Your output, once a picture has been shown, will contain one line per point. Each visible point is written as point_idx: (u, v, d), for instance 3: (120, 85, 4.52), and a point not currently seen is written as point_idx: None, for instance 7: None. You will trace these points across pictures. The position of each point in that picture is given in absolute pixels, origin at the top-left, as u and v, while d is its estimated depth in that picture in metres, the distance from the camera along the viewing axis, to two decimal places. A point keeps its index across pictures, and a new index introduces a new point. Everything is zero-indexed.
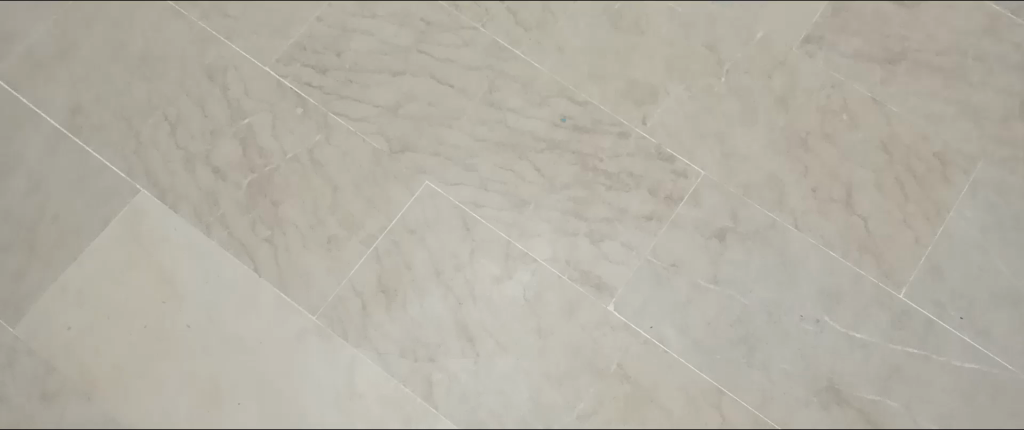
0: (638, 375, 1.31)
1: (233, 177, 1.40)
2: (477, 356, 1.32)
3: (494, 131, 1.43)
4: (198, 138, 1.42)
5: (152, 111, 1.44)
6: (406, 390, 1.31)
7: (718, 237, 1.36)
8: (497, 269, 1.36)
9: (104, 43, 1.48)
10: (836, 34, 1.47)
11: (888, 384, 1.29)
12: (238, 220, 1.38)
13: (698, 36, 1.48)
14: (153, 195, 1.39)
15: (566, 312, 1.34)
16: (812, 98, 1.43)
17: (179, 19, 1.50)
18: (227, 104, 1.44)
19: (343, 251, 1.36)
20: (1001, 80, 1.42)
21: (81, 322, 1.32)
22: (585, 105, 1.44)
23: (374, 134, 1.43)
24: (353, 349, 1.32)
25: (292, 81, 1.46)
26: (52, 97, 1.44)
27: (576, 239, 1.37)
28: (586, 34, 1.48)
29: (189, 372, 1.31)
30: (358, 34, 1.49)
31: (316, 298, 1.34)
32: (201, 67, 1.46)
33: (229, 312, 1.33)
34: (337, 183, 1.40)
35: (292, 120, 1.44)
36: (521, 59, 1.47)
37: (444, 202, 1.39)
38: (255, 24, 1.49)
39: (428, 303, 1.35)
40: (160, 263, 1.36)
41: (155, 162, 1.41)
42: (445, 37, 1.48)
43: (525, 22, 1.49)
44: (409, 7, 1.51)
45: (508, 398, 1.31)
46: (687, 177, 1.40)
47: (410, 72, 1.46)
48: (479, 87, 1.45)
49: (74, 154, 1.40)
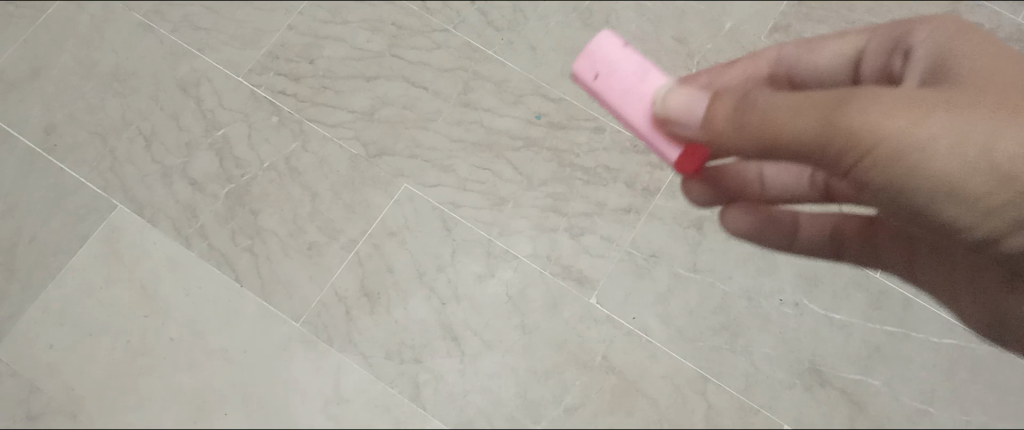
0: (623, 367, 1.33)
1: (210, 188, 1.40)
2: (463, 355, 1.33)
3: (470, 131, 1.43)
4: (174, 151, 1.42)
5: (127, 126, 1.43)
6: (394, 392, 1.32)
7: (696, 227, 1.38)
8: (479, 268, 1.37)
9: (74, 60, 1.46)
10: (802, 22, 1.50)
11: (869, 362, 1.32)
12: (218, 231, 1.38)
13: (666, 30, 1.50)
14: (130, 210, 1.38)
15: (550, 307, 1.35)
16: None
17: (151, 34, 1.49)
18: (202, 116, 1.44)
19: (325, 258, 1.37)
20: None
21: (64, 342, 1.31)
22: (560, 101, 1.45)
23: (351, 140, 1.43)
24: (339, 354, 1.33)
25: (266, 90, 1.46)
26: (26, 118, 1.42)
27: (556, 235, 1.38)
28: (557, 32, 1.49)
29: (175, 387, 1.31)
30: (331, 41, 1.49)
31: (299, 306, 1.34)
32: (175, 81, 1.46)
33: (212, 325, 1.33)
34: (317, 190, 1.40)
35: (267, 129, 1.43)
36: (495, 59, 1.47)
37: (423, 204, 1.40)
38: (226, 36, 1.49)
39: (412, 305, 1.35)
40: (141, 278, 1.35)
41: (132, 178, 1.40)
42: (418, 41, 1.49)
43: (496, 23, 1.50)
44: (380, 12, 1.51)
45: (495, 395, 1.32)
46: (663, 169, 1.40)
47: (384, 77, 1.47)
48: (454, 89, 1.46)
49: (49, 173, 1.39)
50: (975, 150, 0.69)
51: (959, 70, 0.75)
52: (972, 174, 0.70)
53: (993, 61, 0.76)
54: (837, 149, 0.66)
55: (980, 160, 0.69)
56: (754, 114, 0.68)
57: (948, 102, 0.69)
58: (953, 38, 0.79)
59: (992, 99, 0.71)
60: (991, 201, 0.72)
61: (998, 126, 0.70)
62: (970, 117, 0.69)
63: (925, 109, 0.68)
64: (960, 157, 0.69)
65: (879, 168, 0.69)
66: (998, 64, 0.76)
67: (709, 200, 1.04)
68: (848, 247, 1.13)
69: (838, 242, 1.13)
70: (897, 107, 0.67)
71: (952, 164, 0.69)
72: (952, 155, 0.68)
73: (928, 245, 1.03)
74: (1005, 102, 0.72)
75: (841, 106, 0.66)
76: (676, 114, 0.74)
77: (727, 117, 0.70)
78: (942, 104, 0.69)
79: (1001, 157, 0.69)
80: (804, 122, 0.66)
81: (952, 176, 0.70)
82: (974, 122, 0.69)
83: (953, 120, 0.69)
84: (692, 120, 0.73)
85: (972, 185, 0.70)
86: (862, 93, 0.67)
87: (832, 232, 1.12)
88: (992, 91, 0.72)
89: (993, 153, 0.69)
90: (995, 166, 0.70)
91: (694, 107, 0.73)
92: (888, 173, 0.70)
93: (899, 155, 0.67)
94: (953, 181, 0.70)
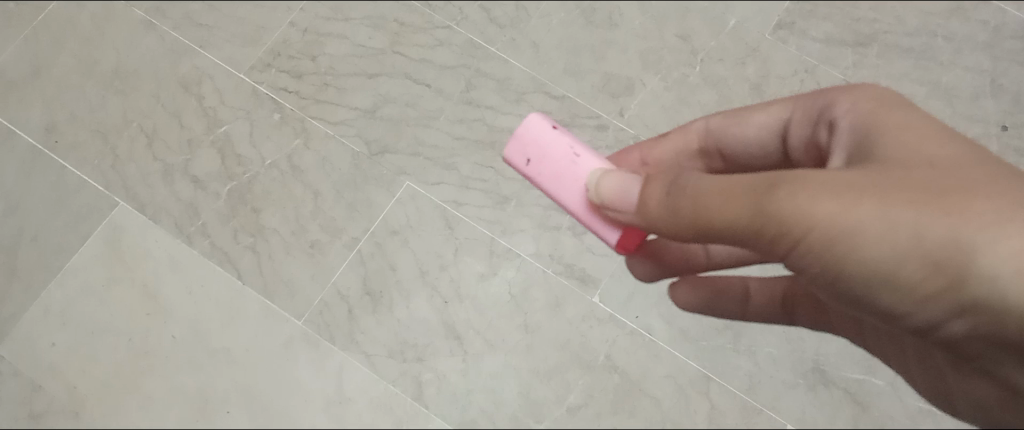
0: (626, 366, 1.32)
1: (212, 186, 1.40)
2: (465, 354, 1.33)
3: (473, 129, 1.43)
4: (175, 149, 1.42)
5: (127, 125, 1.43)
6: (396, 391, 1.31)
7: None
8: (482, 267, 1.37)
9: (75, 59, 1.46)
10: (806, 20, 1.50)
11: (874, 362, 1.31)
12: (219, 230, 1.37)
13: (670, 27, 1.49)
14: (132, 209, 1.38)
15: (553, 306, 1.35)
16: (785, 84, 1.45)
17: (153, 31, 1.49)
18: (203, 114, 1.44)
19: (327, 257, 1.36)
20: (966, 60, 1.46)
21: (66, 341, 1.31)
22: (563, 99, 1.45)
23: (353, 138, 1.42)
24: (341, 353, 1.32)
25: (267, 87, 1.45)
26: (26, 115, 1.41)
27: (559, 234, 1.37)
28: (560, 30, 1.49)
29: (177, 387, 1.30)
30: (333, 38, 1.49)
31: (301, 305, 1.34)
32: (176, 79, 1.46)
33: (215, 324, 1.33)
34: (318, 189, 1.39)
35: (269, 127, 1.43)
36: (497, 57, 1.47)
37: (426, 202, 1.39)
38: (228, 33, 1.49)
39: (414, 304, 1.35)
40: (143, 278, 1.35)
41: (133, 177, 1.40)
42: (419, 38, 1.48)
43: (499, 20, 1.50)
44: (382, 10, 1.51)
45: (497, 395, 1.32)
46: None
47: (386, 74, 1.46)
48: (456, 86, 1.45)
49: (50, 172, 1.38)
50: (901, 239, 0.60)
51: (905, 141, 0.66)
52: (902, 264, 0.62)
53: (938, 133, 0.67)
54: (772, 233, 0.61)
55: (908, 248, 0.61)
56: (684, 201, 0.64)
57: (882, 186, 0.61)
58: (891, 107, 0.70)
59: (936, 179, 0.63)
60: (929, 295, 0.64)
61: (938, 213, 0.61)
62: (905, 203, 0.61)
63: (852, 194, 0.60)
64: (888, 246, 0.61)
65: (805, 253, 0.63)
66: (947, 137, 0.67)
67: (657, 274, 1.02)
68: (802, 317, 1.01)
69: (792, 313, 1.02)
70: (817, 195, 0.60)
71: (880, 253, 0.61)
72: (881, 245, 0.61)
73: (875, 329, 0.92)
74: (950, 183, 0.63)
75: (772, 190, 0.61)
76: (611, 198, 0.72)
77: (660, 200, 0.67)
78: (873, 189, 0.61)
79: (932, 246, 0.61)
80: (736, 206, 0.61)
81: (883, 264, 0.62)
82: (903, 209, 0.61)
83: (884, 205, 0.61)
84: (627, 205, 0.71)
85: (905, 273, 0.62)
86: (788, 178, 0.61)
87: (784, 301, 1.01)
88: (937, 168, 0.64)
89: (925, 240, 0.61)
90: (928, 253, 0.61)
91: (628, 192, 0.71)
92: (814, 256, 0.63)
93: (830, 242, 0.61)
94: (885, 272, 0.62)
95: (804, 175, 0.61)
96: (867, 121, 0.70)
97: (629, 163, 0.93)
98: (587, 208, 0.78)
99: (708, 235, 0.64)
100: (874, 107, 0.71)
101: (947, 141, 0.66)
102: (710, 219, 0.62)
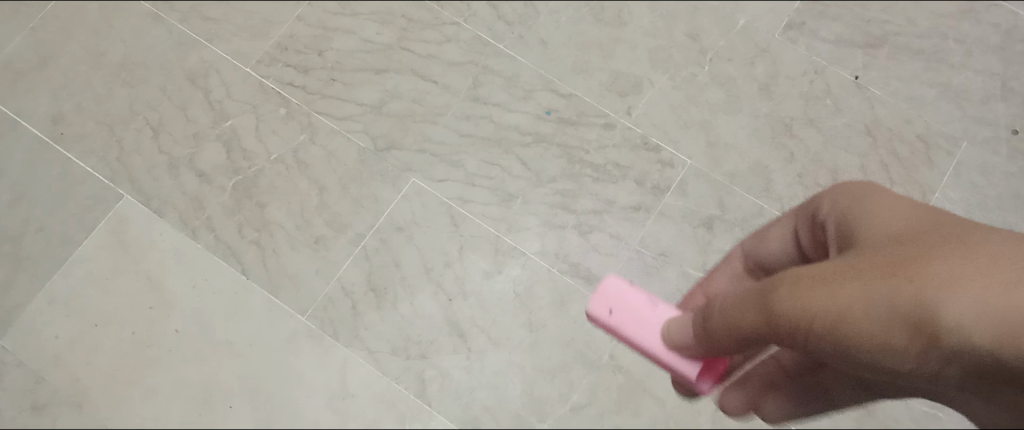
0: (630, 366, 1.32)
1: (218, 180, 1.39)
2: (469, 351, 1.33)
3: (479, 126, 1.42)
4: (181, 142, 1.41)
5: (134, 117, 1.42)
6: (400, 388, 1.31)
7: (705, 226, 1.37)
8: (487, 264, 1.36)
9: (83, 50, 1.46)
10: (816, 20, 1.49)
11: None
12: (225, 223, 1.37)
13: (679, 26, 1.49)
14: (138, 201, 1.38)
15: (558, 305, 1.34)
16: (794, 84, 1.45)
17: (160, 23, 1.48)
18: (210, 107, 1.43)
19: (331, 252, 1.36)
20: (977, 62, 1.45)
21: (70, 332, 1.31)
22: (570, 97, 1.44)
23: (360, 133, 1.42)
24: (344, 349, 1.32)
25: (275, 82, 1.45)
26: (32, 106, 1.41)
27: (565, 232, 1.37)
28: (569, 27, 1.49)
29: (181, 379, 1.30)
30: (340, 33, 1.48)
31: (306, 299, 1.34)
32: (183, 71, 1.45)
33: (219, 317, 1.33)
34: (324, 184, 1.39)
35: (276, 121, 1.42)
36: (505, 54, 1.47)
37: (431, 199, 1.39)
38: (235, 27, 1.48)
39: (418, 300, 1.34)
40: (148, 270, 1.35)
41: (138, 169, 1.39)
42: (427, 34, 1.48)
43: (507, 17, 1.49)
44: (390, 5, 1.50)
45: (501, 393, 1.31)
46: (673, 167, 1.40)
47: (393, 70, 1.46)
48: (463, 83, 1.45)
49: (57, 163, 1.38)
50: (884, 310, 0.54)
51: (885, 216, 0.62)
52: (899, 335, 0.54)
53: (921, 209, 0.62)
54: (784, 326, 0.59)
55: (896, 319, 0.53)
56: (716, 324, 0.67)
57: (852, 266, 0.57)
58: (875, 197, 0.66)
59: (910, 246, 0.56)
60: (955, 362, 0.52)
61: (909, 278, 0.53)
62: (879, 273, 0.55)
63: (825, 279, 0.57)
64: (870, 316, 0.54)
65: (814, 346, 0.59)
66: (926, 211, 0.61)
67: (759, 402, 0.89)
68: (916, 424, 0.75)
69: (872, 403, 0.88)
70: (799, 287, 0.58)
71: (871, 331, 0.55)
72: (865, 318, 0.54)
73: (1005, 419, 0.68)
74: (930, 244, 0.56)
75: (768, 294, 0.60)
76: (672, 343, 0.75)
77: (698, 329, 0.70)
78: (845, 268, 0.57)
79: (910, 307, 0.52)
80: (744, 313, 0.62)
81: (873, 336, 0.55)
82: (877, 279, 0.54)
83: (858, 278, 0.55)
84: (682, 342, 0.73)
85: (899, 340, 0.54)
86: (778, 280, 0.60)
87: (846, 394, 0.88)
88: (915, 236, 0.58)
89: (903, 303, 0.53)
90: (909, 317, 0.53)
91: (682, 332, 0.74)
92: (827, 348, 0.59)
93: (823, 328, 0.57)
94: (883, 346, 0.55)
95: (788, 272, 0.60)
96: (840, 214, 0.67)
97: (693, 302, 0.91)
98: (663, 349, 0.76)
99: (743, 340, 0.64)
100: (846, 196, 0.68)
101: (927, 214, 0.61)
102: (733, 325, 0.64)
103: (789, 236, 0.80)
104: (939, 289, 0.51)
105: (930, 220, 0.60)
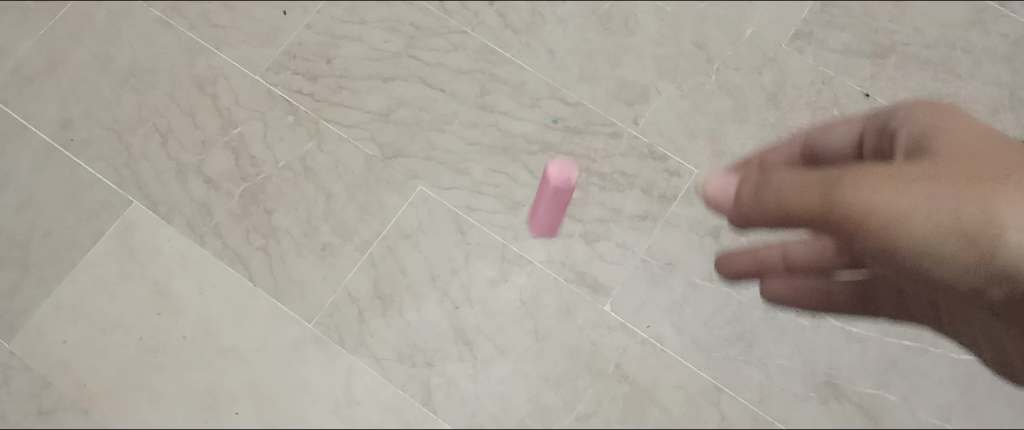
0: (636, 375, 1.31)
1: (225, 186, 1.40)
2: (475, 359, 1.32)
3: (486, 134, 1.42)
4: (189, 148, 1.42)
5: (142, 123, 1.43)
6: (405, 395, 1.31)
7: (713, 235, 1.37)
8: (493, 272, 1.36)
9: (91, 55, 1.46)
10: (823, 30, 1.49)
11: (886, 377, 1.30)
12: (232, 230, 1.37)
13: (686, 35, 1.49)
14: (145, 207, 1.38)
15: (564, 313, 1.34)
16: (802, 94, 1.45)
17: (168, 30, 1.49)
18: (218, 114, 1.44)
19: (338, 259, 1.36)
20: (986, 73, 1.45)
21: (77, 337, 1.31)
22: (577, 106, 1.44)
23: (367, 141, 1.42)
24: (351, 356, 1.32)
25: (282, 89, 1.45)
26: (41, 112, 1.42)
27: (571, 241, 1.37)
28: (576, 36, 1.49)
29: (186, 384, 1.30)
30: (348, 41, 1.49)
31: (312, 306, 1.34)
32: (191, 78, 1.46)
33: (225, 323, 1.33)
34: (331, 190, 1.39)
35: (283, 128, 1.43)
36: (512, 62, 1.47)
37: (438, 206, 1.39)
38: (244, 34, 1.49)
39: (424, 308, 1.34)
40: (155, 275, 1.35)
41: (147, 174, 1.40)
42: (435, 42, 1.48)
43: (514, 25, 1.50)
44: (397, 13, 1.51)
45: (507, 401, 1.31)
46: (680, 176, 1.40)
47: (401, 77, 1.46)
48: (470, 91, 1.45)
49: (65, 169, 1.39)
50: (942, 222, 0.61)
51: (939, 137, 0.66)
52: (947, 242, 0.62)
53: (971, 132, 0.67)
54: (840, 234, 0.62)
55: (949, 229, 0.61)
56: (767, 192, 0.66)
57: (916, 178, 0.62)
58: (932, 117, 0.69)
59: (962, 168, 0.63)
60: (980, 274, 0.62)
61: (976, 194, 0.62)
62: (936, 189, 0.62)
63: (892, 180, 0.62)
64: (929, 224, 0.61)
65: (862, 241, 0.63)
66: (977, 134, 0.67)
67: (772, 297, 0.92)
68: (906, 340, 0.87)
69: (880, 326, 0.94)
70: (867, 181, 0.61)
71: (927, 234, 0.62)
72: (923, 227, 0.61)
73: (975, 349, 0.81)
74: (976, 170, 0.63)
75: (835, 177, 0.62)
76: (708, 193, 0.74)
77: (749, 191, 0.68)
78: (909, 179, 0.62)
79: (970, 220, 0.61)
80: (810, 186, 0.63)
81: (925, 242, 0.62)
82: (945, 194, 0.61)
83: (920, 194, 0.61)
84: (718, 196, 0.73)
85: (946, 248, 0.62)
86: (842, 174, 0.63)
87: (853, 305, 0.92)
88: (969, 158, 0.64)
89: (956, 217, 0.61)
90: (961, 229, 0.61)
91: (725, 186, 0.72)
92: (875, 243, 0.63)
93: (887, 238, 0.62)
94: (931, 249, 0.62)
95: (857, 169, 0.62)
96: (910, 123, 0.69)
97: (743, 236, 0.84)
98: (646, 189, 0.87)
99: (789, 222, 0.65)
100: (922, 110, 0.69)
101: (975, 136, 0.67)
102: (788, 209, 0.64)
103: (852, 138, 0.76)
104: (1005, 207, 0.61)
105: (987, 148, 0.66)
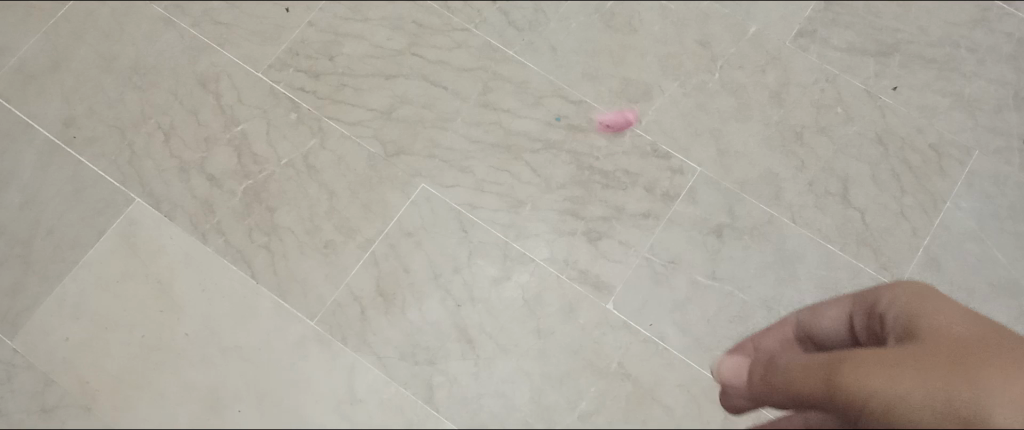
0: (638, 374, 1.31)
1: (228, 184, 1.40)
2: (477, 358, 1.32)
3: (489, 132, 1.42)
4: (192, 146, 1.42)
5: (145, 121, 1.43)
6: (407, 393, 1.30)
7: (715, 233, 1.37)
8: (495, 271, 1.36)
9: (94, 53, 1.47)
10: (827, 28, 1.49)
11: None
12: (234, 228, 1.37)
13: (690, 33, 1.48)
14: (148, 205, 1.38)
15: (566, 312, 1.33)
16: (805, 92, 1.44)
17: (171, 27, 1.49)
18: (220, 112, 1.44)
19: (340, 257, 1.36)
20: (990, 71, 1.45)
21: (80, 335, 1.31)
22: (580, 104, 1.44)
23: (369, 139, 1.42)
24: (353, 354, 1.32)
25: (285, 86, 1.45)
26: (45, 110, 1.42)
27: (573, 239, 1.37)
28: (579, 33, 1.49)
29: (189, 383, 1.30)
30: (351, 38, 1.49)
31: (314, 304, 1.34)
32: (194, 75, 1.46)
33: (228, 321, 1.33)
34: (333, 188, 1.39)
35: (286, 126, 1.43)
36: (515, 60, 1.47)
37: (441, 204, 1.38)
38: (247, 31, 1.49)
39: (426, 306, 1.34)
40: (157, 273, 1.35)
41: (149, 172, 1.40)
42: (437, 40, 1.48)
43: (517, 23, 1.49)
44: (400, 11, 1.51)
45: (509, 399, 1.30)
46: (683, 174, 1.40)
47: (403, 75, 1.46)
48: (473, 89, 1.45)
49: (68, 166, 1.39)
50: (939, 407, 0.54)
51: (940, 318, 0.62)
52: None
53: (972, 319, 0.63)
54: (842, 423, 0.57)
55: None
56: (778, 377, 0.64)
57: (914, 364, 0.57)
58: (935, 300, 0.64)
59: (962, 358, 0.58)
60: None
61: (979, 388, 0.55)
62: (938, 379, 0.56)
63: (887, 365, 0.57)
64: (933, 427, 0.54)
65: None
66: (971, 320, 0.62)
67: None
68: None
69: None
70: (862, 367, 0.57)
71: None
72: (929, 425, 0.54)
73: None
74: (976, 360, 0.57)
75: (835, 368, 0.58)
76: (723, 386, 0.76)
77: (760, 377, 0.67)
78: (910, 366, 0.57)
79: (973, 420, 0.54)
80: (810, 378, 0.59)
81: None
82: (938, 382, 0.55)
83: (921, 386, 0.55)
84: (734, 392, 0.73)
85: None
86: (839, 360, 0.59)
87: None
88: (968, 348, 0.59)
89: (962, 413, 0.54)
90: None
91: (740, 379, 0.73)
92: None
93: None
94: None
95: (855, 353, 0.59)
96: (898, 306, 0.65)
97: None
98: None
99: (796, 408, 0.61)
100: (916, 295, 0.65)
101: (972, 321, 0.62)
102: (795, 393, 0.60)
103: (842, 324, 0.70)
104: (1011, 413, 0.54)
105: (982, 334, 0.61)
